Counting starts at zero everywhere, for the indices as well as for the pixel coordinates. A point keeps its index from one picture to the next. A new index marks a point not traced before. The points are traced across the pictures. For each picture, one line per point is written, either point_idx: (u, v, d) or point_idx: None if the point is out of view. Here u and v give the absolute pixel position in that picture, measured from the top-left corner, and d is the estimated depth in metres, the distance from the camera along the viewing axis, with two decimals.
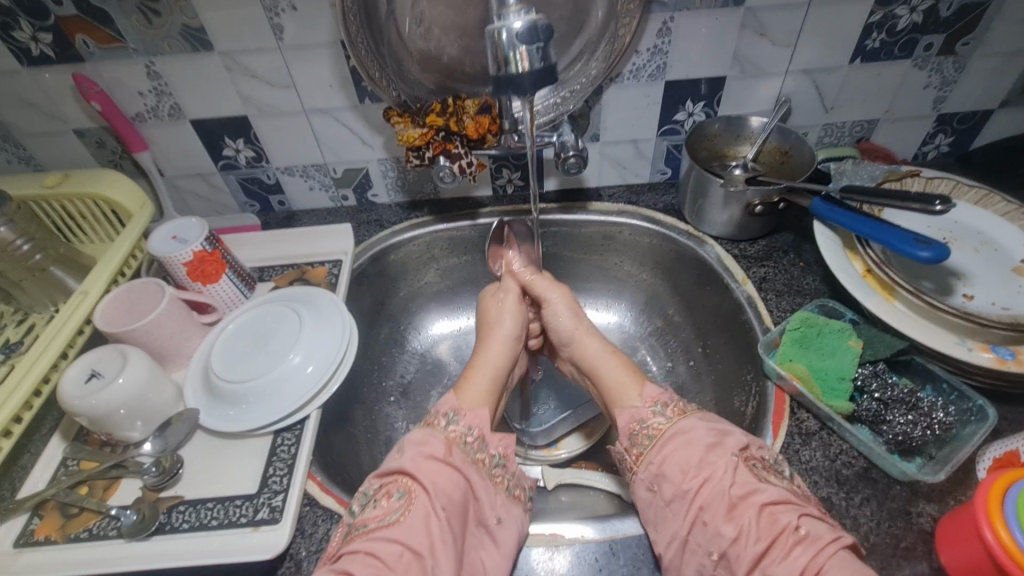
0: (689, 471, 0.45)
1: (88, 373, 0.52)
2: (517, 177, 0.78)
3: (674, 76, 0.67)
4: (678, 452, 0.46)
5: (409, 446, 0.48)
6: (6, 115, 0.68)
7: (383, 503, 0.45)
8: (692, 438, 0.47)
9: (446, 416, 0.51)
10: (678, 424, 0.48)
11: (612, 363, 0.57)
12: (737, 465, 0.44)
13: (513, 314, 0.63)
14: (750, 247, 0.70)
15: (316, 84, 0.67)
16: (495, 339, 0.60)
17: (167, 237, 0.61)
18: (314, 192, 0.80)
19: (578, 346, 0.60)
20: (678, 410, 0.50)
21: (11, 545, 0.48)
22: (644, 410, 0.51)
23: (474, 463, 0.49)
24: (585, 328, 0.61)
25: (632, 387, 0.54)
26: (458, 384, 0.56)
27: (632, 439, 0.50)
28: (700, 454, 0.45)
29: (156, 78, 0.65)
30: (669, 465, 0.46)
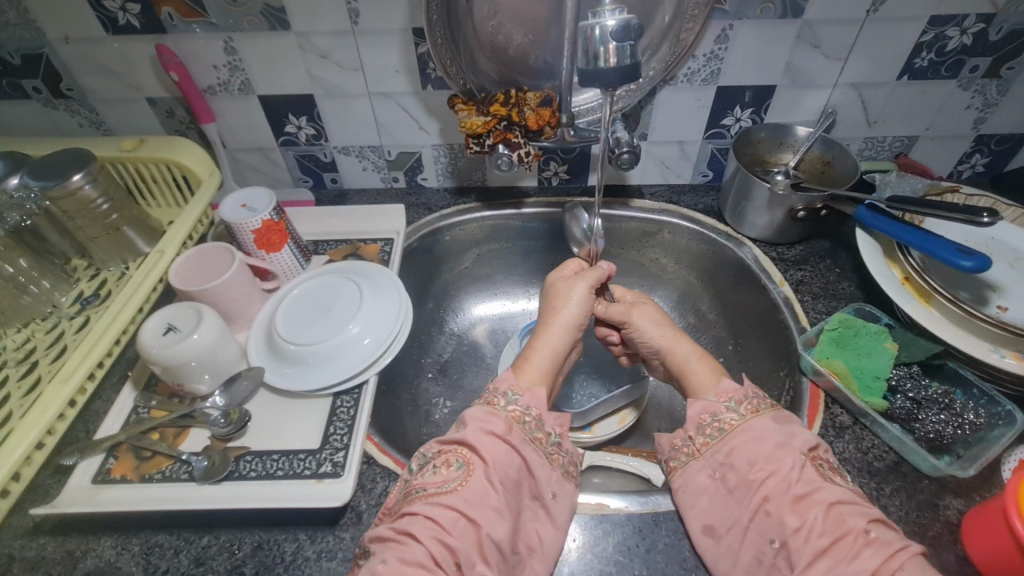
0: (756, 463, 0.48)
1: (166, 325, 0.55)
2: (563, 170, 0.81)
3: (726, 82, 0.70)
4: (748, 445, 0.49)
5: (470, 421, 0.51)
6: (85, 81, 0.71)
7: (442, 470, 0.48)
8: (766, 432, 0.49)
9: (506, 395, 0.54)
10: (750, 422, 0.50)
11: (694, 363, 0.59)
12: (802, 463, 0.47)
13: (587, 303, 0.64)
14: (788, 251, 0.73)
15: (384, 69, 0.70)
16: (558, 324, 0.63)
17: (237, 205, 0.64)
18: (367, 172, 0.83)
19: (667, 346, 0.62)
20: (753, 408, 0.51)
21: (89, 481, 0.51)
22: (717, 404, 0.52)
23: (532, 441, 0.51)
24: (672, 329, 0.63)
25: (710, 387, 0.55)
26: (518, 363, 0.59)
27: (700, 428, 0.52)
28: (769, 450, 0.48)
29: (233, 53, 0.68)
30: (739, 454, 0.49)
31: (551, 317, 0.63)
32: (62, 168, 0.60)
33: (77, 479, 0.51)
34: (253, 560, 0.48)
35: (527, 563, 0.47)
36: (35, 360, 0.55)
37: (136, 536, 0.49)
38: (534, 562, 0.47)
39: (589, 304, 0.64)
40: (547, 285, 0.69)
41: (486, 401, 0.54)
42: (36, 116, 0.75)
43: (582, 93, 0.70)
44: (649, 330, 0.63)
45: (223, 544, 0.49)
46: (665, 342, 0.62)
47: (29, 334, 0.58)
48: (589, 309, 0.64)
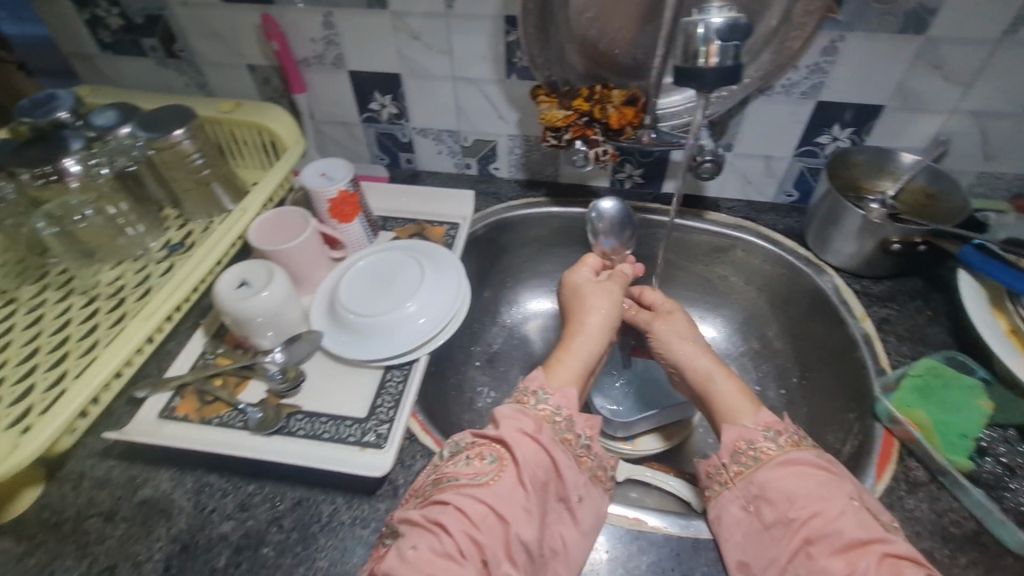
0: (796, 500, 0.45)
1: (240, 280, 0.58)
2: (638, 174, 0.79)
3: (828, 97, 0.65)
4: (787, 479, 0.46)
5: (504, 419, 0.50)
6: (196, 44, 0.76)
7: (476, 463, 0.47)
8: (809, 468, 0.46)
9: (536, 395, 0.53)
10: (790, 454, 0.47)
11: (727, 386, 0.56)
12: (854, 509, 0.43)
13: (609, 318, 0.62)
14: (874, 285, 0.68)
15: (470, 55, 0.70)
16: (592, 329, 0.61)
17: (316, 174, 0.67)
18: (441, 156, 0.84)
19: (689, 359, 0.60)
20: (794, 441, 0.49)
21: (157, 415, 0.55)
22: (755, 432, 0.50)
23: (561, 442, 0.50)
24: (695, 344, 0.61)
25: (745, 410, 0.53)
26: (549, 363, 0.58)
27: (734, 457, 0.49)
28: (812, 487, 0.45)
29: (330, 28, 0.70)
30: (775, 488, 0.46)
31: (579, 326, 0.62)
32: (166, 122, 0.64)
33: (145, 412, 0.55)
34: (292, 515, 0.49)
35: (549, 565, 0.45)
36: (123, 298, 0.60)
37: (190, 474, 0.52)
38: (556, 564, 0.46)
39: (611, 319, 0.63)
40: (569, 285, 0.67)
41: (516, 400, 0.53)
42: (150, 74, 0.81)
43: (682, 91, 0.68)
44: (675, 342, 0.62)
45: (266, 494, 0.51)
46: (690, 358, 0.60)
47: (121, 273, 0.63)
48: (611, 323, 0.62)
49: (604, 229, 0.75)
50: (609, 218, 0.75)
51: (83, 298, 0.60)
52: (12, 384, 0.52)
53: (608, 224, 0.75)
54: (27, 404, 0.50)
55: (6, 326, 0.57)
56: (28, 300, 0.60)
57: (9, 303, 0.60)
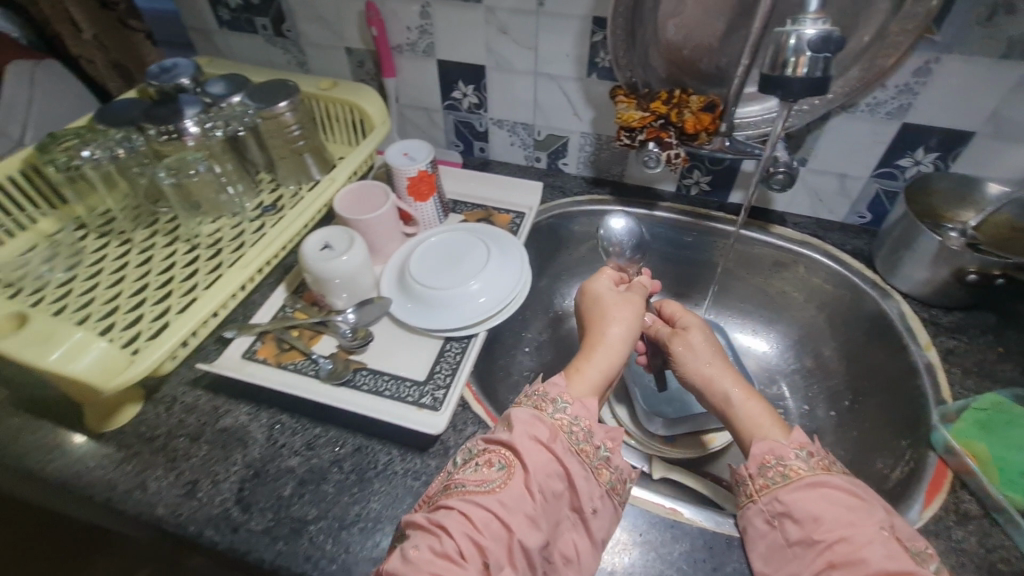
0: (823, 523, 0.43)
1: (323, 243, 0.63)
2: (705, 181, 0.80)
3: (914, 119, 0.64)
4: (816, 500, 0.45)
5: (516, 424, 0.49)
6: (302, 25, 0.82)
7: (484, 469, 0.46)
8: (838, 492, 0.45)
9: (554, 403, 0.50)
10: (822, 476, 0.46)
11: (755, 403, 0.55)
12: (884, 539, 0.42)
13: (628, 333, 0.59)
14: (943, 315, 0.66)
15: (554, 52, 0.73)
16: (618, 337, 0.58)
17: (400, 153, 0.71)
18: (513, 147, 0.88)
19: (713, 377, 0.59)
20: (824, 465, 0.47)
21: (241, 354, 0.61)
22: (787, 449, 0.49)
23: (578, 453, 0.48)
24: (718, 359, 0.60)
25: (774, 428, 0.52)
26: (571, 368, 0.55)
27: (761, 469, 0.48)
28: (842, 512, 0.43)
29: (426, 18, 0.75)
30: (801, 507, 0.45)
31: (600, 337, 0.58)
32: (273, 94, 0.70)
33: (231, 351, 0.61)
34: (351, 459, 0.54)
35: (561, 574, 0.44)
36: (220, 248, 0.67)
37: (266, 410, 0.58)
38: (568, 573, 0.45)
39: (631, 332, 0.59)
40: (595, 290, 0.64)
41: (532, 405, 0.51)
42: (258, 50, 0.88)
43: (764, 101, 0.68)
44: (694, 357, 0.61)
45: (330, 437, 0.55)
46: (708, 375, 0.59)
47: (220, 226, 0.70)
48: (630, 338, 0.58)
49: (615, 250, 0.73)
50: (618, 238, 0.73)
51: (186, 245, 0.67)
52: (125, 311, 0.58)
53: (619, 245, 0.73)
54: (137, 330, 0.56)
55: (122, 262, 0.65)
56: (141, 242, 0.68)
57: (125, 243, 0.67)
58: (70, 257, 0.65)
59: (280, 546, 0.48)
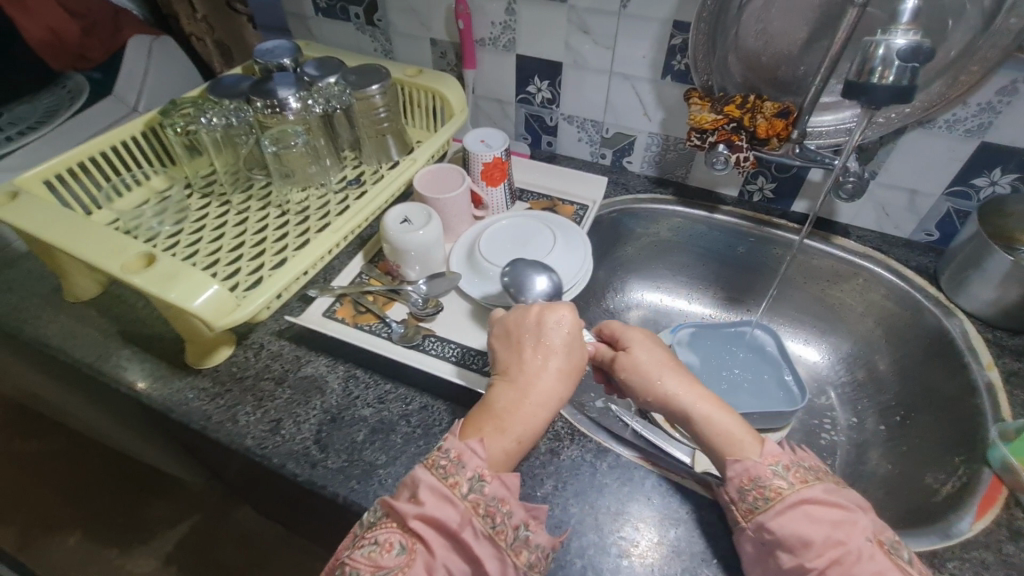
0: (813, 547, 0.42)
1: (403, 217, 0.68)
2: (769, 188, 0.81)
3: (994, 138, 0.64)
4: (801, 526, 0.44)
5: (421, 500, 0.43)
6: (394, 16, 0.88)
7: (382, 552, 0.41)
8: (819, 508, 0.44)
9: (471, 480, 0.44)
10: (802, 492, 0.45)
11: (721, 413, 0.52)
12: (871, 551, 0.42)
13: (565, 380, 0.52)
14: (1009, 337, 0.65)
15: (632, 53, 0.76)
16: (549, 398, 0.51)
17: (477, 140, 0.76)
18: (580, 143, 0.91)
19: (671, 393, 0.54)
20: (802, 478, 0.47)
21: (322, 312, 0.66)
22: (763, 468, 0.48)
23: (494, 535, 0.43)
24: (674, 374, 0.55)
25: (748, 442, 0.50)
26: (500, 442, 0.48)
27: (741, 493, 0.47)
28: (828, 530, 0.43)
29: (511, 14, 0.79)
30: (788, 532, 0.44)
31: (526, 390, 0.51)
32: (367, 78, 0.76)
33: (314, 308, 0.66)
34: (419, 415, 0.58)
35: None
36: (308, 215, 0.73)
37: (342, 364, 0.63)
38: None
39: (568, 377, 0.53)
40: (527, 328, 0.54)
41: (445, 479, 0.44)
42: (348, 37, 0.94)
43: (838, 111, 0.69)
44: (654, 375, 0.55)
45: (400, 394, 0.60)
46: (674, 389, 0.54)
47: (308, 196, 0.76)
48: (567, 384, 0.52)
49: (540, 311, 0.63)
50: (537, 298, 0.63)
51: (277, 210, 0.73)
52: (226, 264, 0.65)
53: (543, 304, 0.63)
54: (237, 280, 0.62)
55: (221, 221, 0.72)
56: (238, 204, 0.74)
57: (225, 204, 0.74)
58: (178, 212, 0.72)
59: (352, 484, 0.52)
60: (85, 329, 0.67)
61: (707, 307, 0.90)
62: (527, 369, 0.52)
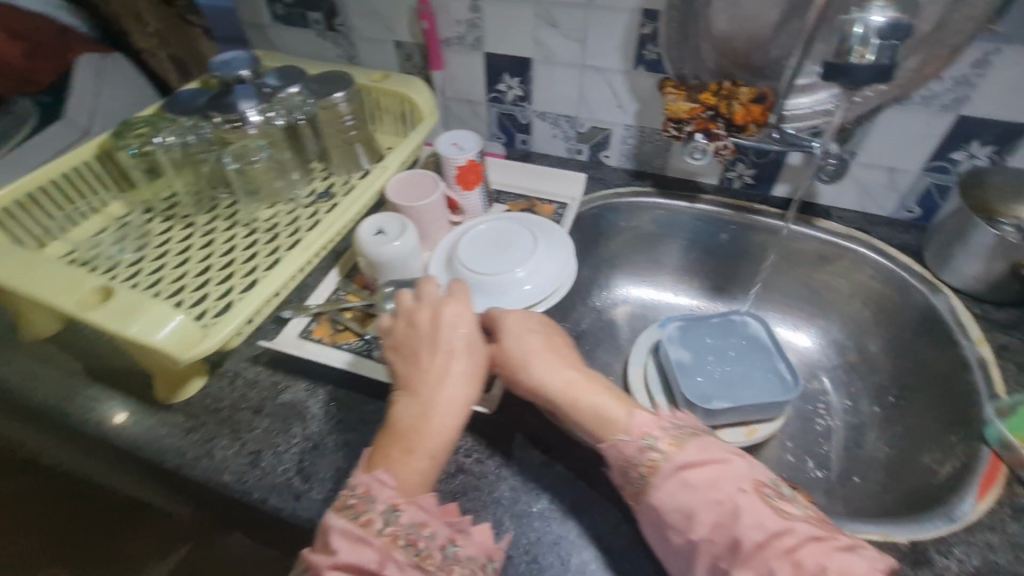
0: (693, 515, 0.42)
1: (377, 228, 0.65)
2: (749, 174, 0.80)
3: (971, 112, 0.63)
4: (679, 496, 0.43)
5: (335, 545, 0.41)
6: (355, 20, 0.85)
7: None
8: (692, 469, 0.44)
9: (386, 513, 0.42)
10: (674, 459, 0.44)
11: (593, 391, 0.51)
12: (746, 500, 0.41)
13: (471, 382, 0.50)
14: (997, 311, 0.65)
15: (602, 45, 0.74)
16: (450, 403, 0.48)
17: (449, 143, 0.73)
18: (555, 140, 0.89)
19: (542, 379, 0.52)
20: (674, 441, 0.46)
21: (298, 333, 0.63)
22: (633, 446, 0.46)
23: (419, 564, 0.41)
24: (545, 358, 0.53)
25: (619, 417, 0.49)
26: (406, 461, 0.45)
27: (626, 477, 0.46)
28: (704, 493, 0.42)
29: (476, 12, 0.77)
30: (671, 505, 0.43)
31: (428, 401, 0.48)
32: (330, 86, 0.73)
33: (290, 330, 0.64)
34: None
35: None
36: (277, 233, 0.70)
37: (322, 387, 0.60)
38: None
39: (472, 379, 0.50)
40: (416, 333, 0.52)
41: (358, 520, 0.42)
42: (309, 44, 0.91)
43: (815, 93, 0.66)
44: (528, 363, 0.53)
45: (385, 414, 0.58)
46: (549, 374, 0.52)
47: (276, 212, 0.73)
48: (475, 385, 0.50)
49: None
50: None
51: (245, 230, 0.70)
52: (192, 291, 0.62)
53: None
54: (204, 307, 0.59)
55: (186, 245, 0.68)
56: (202, 226, 0.71)
57: (188, 226, 0.71)
58: (139, 239, 0.69)
59: None
60: (47, 370, 0.64)
61: (695, 299, 0.88)
62: (423, 378, 0.49)
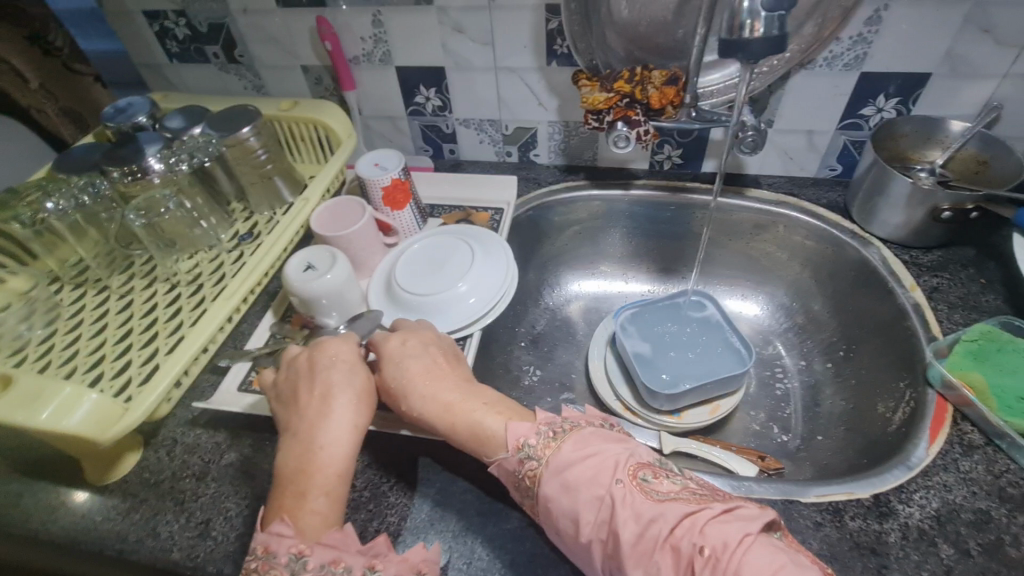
0: (580, 519, 0.41)
1: (307, 263, 0.62)
2: (677, 154, 0.80)
3: (871, 68, 0.65)
4: (562, 503, 0.42)
5: None
6: (255, 48, 0.81)
7: None
8: (569, 468, 0.42)
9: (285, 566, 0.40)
10: (552, 462, 0.43)
11: (474, 405, 0.49)
12: (620, 491, 0.40)
13: (357, 408, 0.49)
14: (924, 255, 0.67)
15: (511, 44, 0.72)
16: (335, 436, 0.47)
17: (371, 164, 0.70)
18: (482, 145, 0.87)
19: (420, 402, 0.50)
20: (550, 444, 0.45)
21: (237, 387, 0.61)
22: (513, 461, 0.45)
23: None
24: (423, 378, 0.51)
25: (497, 431, 0.47)
26: (297, 504, 0.43)
27: (521, 492, 0.45)
28: (584, 494, 0.41)
29: (379, 26, 0.74)
30: (560, 512, 0.42)
31: (308, 440, 0.46)
32: (235, 121, 0.69)
33: (227, 383, 0.61)
34: (363, 475, 0.53)
35: None
36: (201, 283, 0.65)
37: (269, 439, 0.57)
38: None
39: (357, 407, 0.49)
40: (296, 377, 0.51)
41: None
42: (212, 79, 0.86)
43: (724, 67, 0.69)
44: (407, 390, 0.51)
45: None
46: (428, 400, 0.50)
47: (197, 262, 0.68)
48: (362, 411, 0.49)
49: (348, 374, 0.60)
50: None
51: (165, 284, 0.66)
52: (112, 360, 0.57)
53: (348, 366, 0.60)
54: (126, 378, 0.54)
55: (101, 312, 0.63)
56: (118, 288, 0.66)
57: (102, 291, 0.66)
58: (47, 312, 0.62)
59: None
60: None
61: (645, 284, 0.88)
62: (305, 419, 0.48)
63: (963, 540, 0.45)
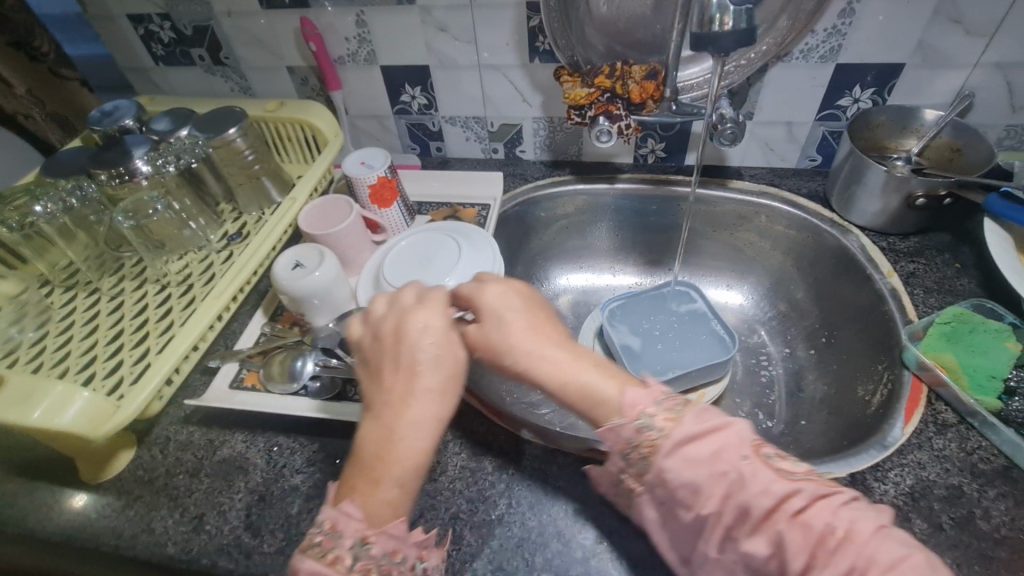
0: (699, 492, 0.37)
1: (295, 262, 0.63)
2: (660, 148, 0.82)
3: (846, 59, 0.67)
4: (681, 472, 0.38)
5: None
6: (240, 50, 0.81)
7: None
8: (695, 440, 0.38)
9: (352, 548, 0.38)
10: (673, 434, 0.39)
11: (585, 370, 0.45)
12: (748, 468, 0.36)
13: (440, 392, 0.44)
14: (901, 242, 0.69)
15: (494, 42, 0.73)
16: (416, 421, 0.43)
17: (357, 163, 0.71)
18: (469, 143, 0.88)
19: (524, 366, 0.46)
20: (671, 414, 0.40)
21: (228, 384, 0.61)
22: (631, 426, 0.41)
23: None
24: (532, 342, 0.47)
25: (614, 396, 0.43)
26: (369, 492, 0.40)
27: (626, 459, 0.41)
28: (707, 469, 0.37)
29: (363, 26, 0.75)
30: (677, 482, 0.38)
31: (390, 420, 0.43)
32: (221, 122, 0.70)
33: (218, 381, 0.61)
34: None
35: None
36: (191, 283, 0.66)
37: (261, 435, 0.58)
38: None
39: (443, 394, 0.45)
40: (382, 348, 0.47)
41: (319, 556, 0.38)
42: (198, 81, 0.87)
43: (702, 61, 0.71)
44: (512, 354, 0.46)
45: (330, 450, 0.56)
46: (533, 364, 0.46)
47: (187, 263, 0.69)
48: (444, 398, 0.45)
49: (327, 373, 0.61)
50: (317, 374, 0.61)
51: (155, 285, 0.66)
52: (103, 361, 0.58)
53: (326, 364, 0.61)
54: (118, 377, 0.55)
55: (93, 313, 0.64)
56: (109, 290, 0.67)
57: (93, 293, 0.67)
58: (39, 314, 0.63)
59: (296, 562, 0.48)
60: None
61: (632, 277, 0.90)
62: (388, 395, 0.44)
63: (936, 515, 0.47)
